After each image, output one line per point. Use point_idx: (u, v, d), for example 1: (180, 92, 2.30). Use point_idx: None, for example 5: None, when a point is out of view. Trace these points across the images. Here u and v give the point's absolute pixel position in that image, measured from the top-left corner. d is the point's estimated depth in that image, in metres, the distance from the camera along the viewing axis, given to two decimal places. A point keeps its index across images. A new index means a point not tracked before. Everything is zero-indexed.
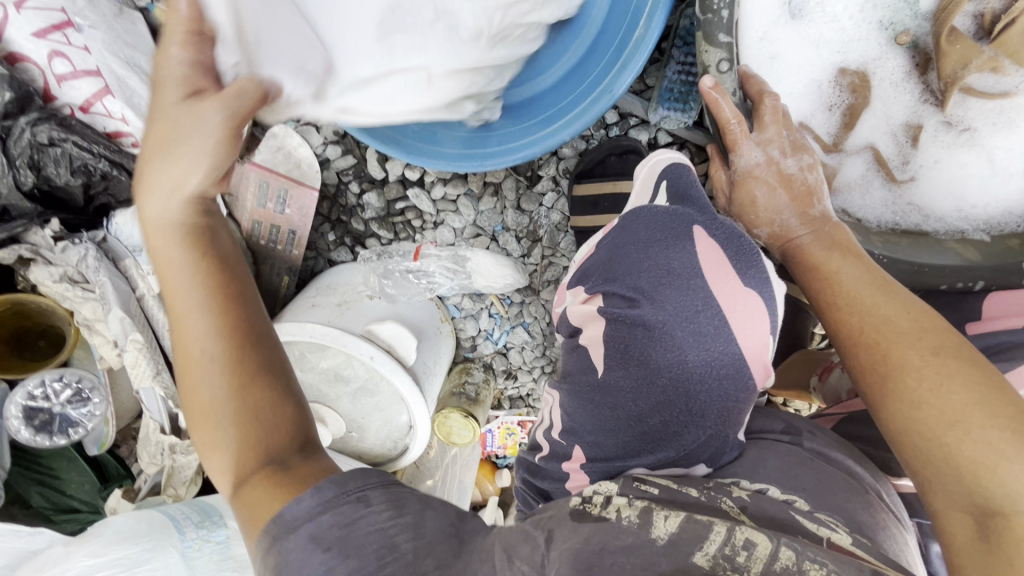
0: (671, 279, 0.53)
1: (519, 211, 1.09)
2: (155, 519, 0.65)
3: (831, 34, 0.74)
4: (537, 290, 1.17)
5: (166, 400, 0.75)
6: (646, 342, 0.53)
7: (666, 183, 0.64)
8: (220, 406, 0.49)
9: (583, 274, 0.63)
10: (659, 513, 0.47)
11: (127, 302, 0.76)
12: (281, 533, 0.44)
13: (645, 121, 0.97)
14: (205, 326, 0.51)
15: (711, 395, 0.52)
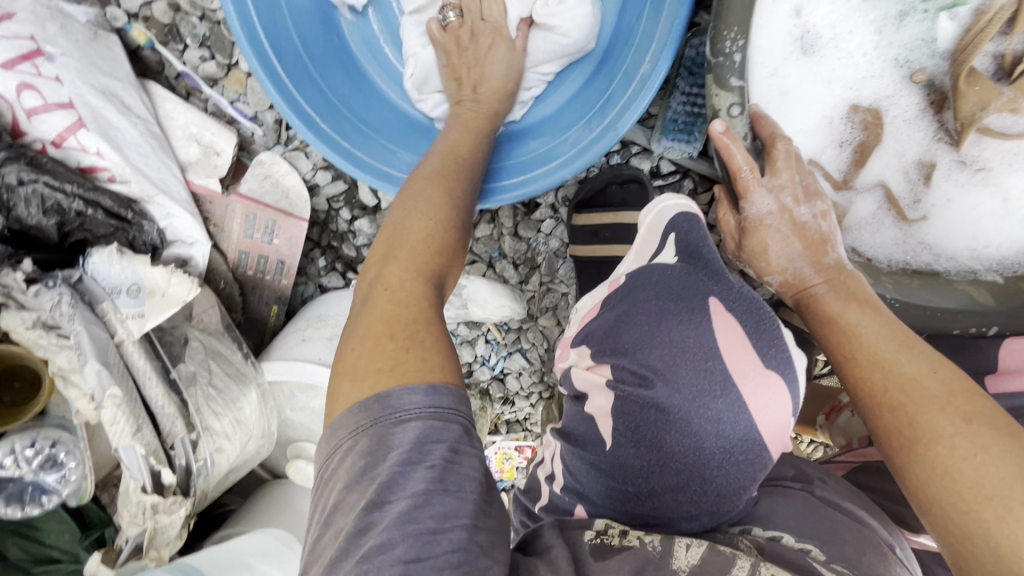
0: (687, 356, 0.50)
1: (517, 237, 1.06)
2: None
3: (844, 70, 0.71)
4: (535, 316, 1.13)
5: (147, 458, 0.71)
6: (659, 425, 0.49)
7: (675, 237, 0.61)
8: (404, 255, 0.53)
9: (587, 337, 0.60)
10: (680, 542, 0.47)
11: (104, 352, 0.72)
12: (392, 412, 0.43)
13: (648, 150, 0.93)
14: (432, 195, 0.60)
15: (730, 475, 0.48)
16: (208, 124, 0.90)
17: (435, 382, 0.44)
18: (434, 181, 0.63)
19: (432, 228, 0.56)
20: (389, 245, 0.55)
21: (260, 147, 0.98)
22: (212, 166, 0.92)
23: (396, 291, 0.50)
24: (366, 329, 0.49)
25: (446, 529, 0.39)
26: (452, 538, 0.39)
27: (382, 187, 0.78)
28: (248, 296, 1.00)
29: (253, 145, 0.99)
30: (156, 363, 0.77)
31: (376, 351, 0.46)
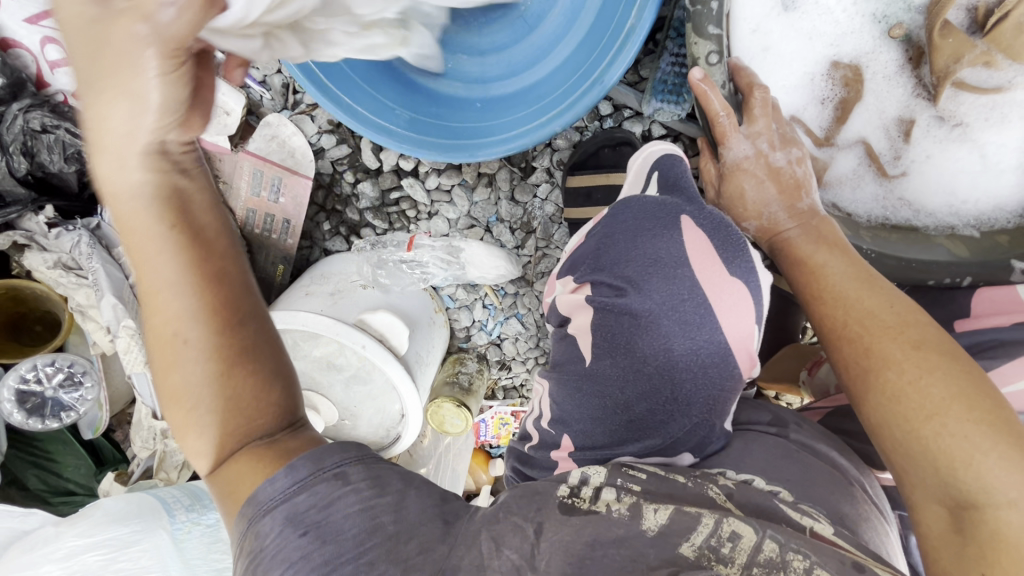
0: (659, 268, 0.54)
1: (514, 202, 1.09)
2: (146, 502, 0.67)
3: (824, 26, 0.73)
4: (530, 281, 1.17)
5: (158, 385, 0.76)
6: (633, 331, 0.54)
7: (657, 175, 0.65)
8: (200, 390, 0.45)
9: (571, 263, 0.64)
10: (647, 506, 0.47)
11: (120, 289, 0.77)
12: (257, 513, 0.43)
13: (640, 114, 0.97)
14: (186, 315, 0.45)
15: (695, 380, 0.53)
16: (218, 85, 0.95)
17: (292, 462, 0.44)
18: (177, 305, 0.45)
19: (209, 354, 0.45)
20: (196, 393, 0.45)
21: (268, 111, 1.02)
22: (222, 125, 0.97)
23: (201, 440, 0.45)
24: (224, 485, 0.45)
25: (328, 573, 0.42)
26: (342, 574, 0.41)
27: (380, 142, 0.81)
28: (256, 254, 1.05)
29: (261, 110, 1.03)
30: None
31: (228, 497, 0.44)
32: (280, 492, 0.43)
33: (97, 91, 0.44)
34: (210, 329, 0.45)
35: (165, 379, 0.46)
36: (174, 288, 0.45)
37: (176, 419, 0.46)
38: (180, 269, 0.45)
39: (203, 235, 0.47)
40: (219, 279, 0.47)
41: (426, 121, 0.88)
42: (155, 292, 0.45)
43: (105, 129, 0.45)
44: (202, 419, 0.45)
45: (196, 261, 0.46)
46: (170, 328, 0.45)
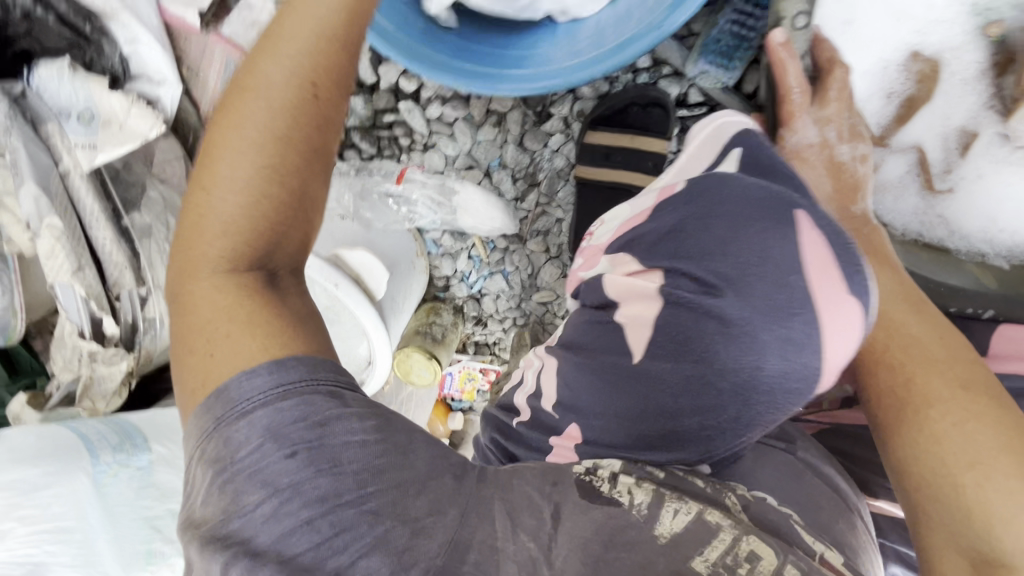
0: (767, 271, 0.45)
1: (521, 148, 0.98)
2: (62, 439, 0.57)
3: (916, 8, 0.65)
4: (524, 238, 1.09)
5: (87, 300, 0.66)
6: (721, 341, 0.47)
7: (739, 150, 0.54)
8: (229, 199, 0.41)
9: (633, 242, 0.55)
10: (669, 504, 0.42)
11: (47, 178, 0.65)
12: (229, 415, 0.37)
13: (679, 74, 0.86)
14: (268, 115, 0.42)
15: (772, 404, 0.46)
16: None
17: (280, 357, 0.39)
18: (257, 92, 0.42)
19: (264, 157, 0.41)
20: (220, 204, 0.42)
21: None
22: None
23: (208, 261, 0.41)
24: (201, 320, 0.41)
25: (324, 514, 0.35)
26: (336, 519, 0.36)
27: (388, 50, 0.68)
28: None
29: None
30: (105, 204, 0.69)
31: (212, 333, 0.40)
32: (259, 393, 0.37)
33: None
34: (262, 156, 0.41)
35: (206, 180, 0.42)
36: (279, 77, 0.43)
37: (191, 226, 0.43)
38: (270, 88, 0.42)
39: (300, 78, 0.43)
40: (314, 102, 0.43)
41: (441, 37, 0.75)
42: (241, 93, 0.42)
43: None
44: (220, 232, 0.41)
45: (293, 77, 0.42)
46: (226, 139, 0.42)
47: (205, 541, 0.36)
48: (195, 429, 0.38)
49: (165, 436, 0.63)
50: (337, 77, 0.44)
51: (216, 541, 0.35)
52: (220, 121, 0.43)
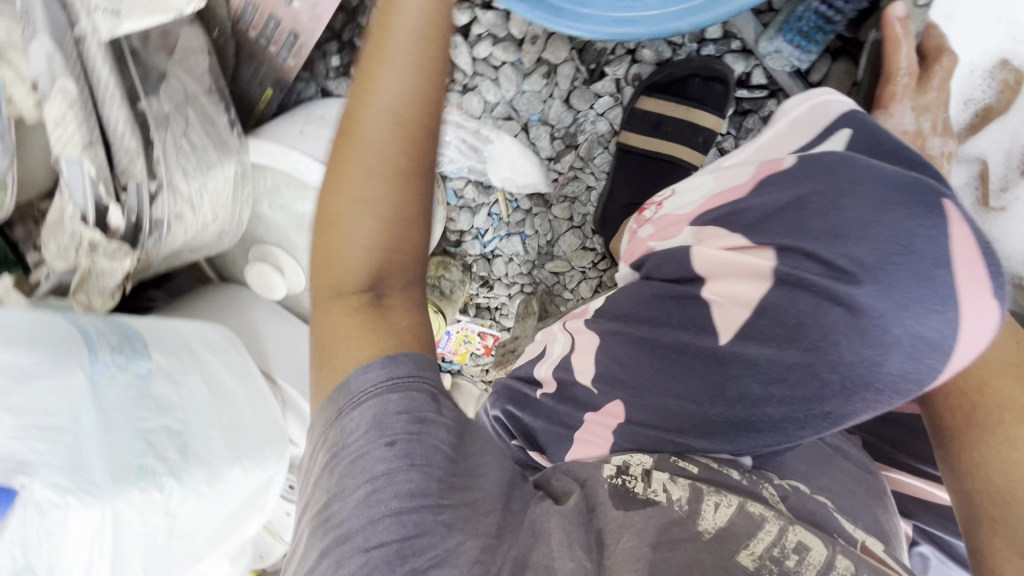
0: (907, 257, 0.43)
1: (566, 105, 0.94)
2: (61, 330, 0.54)
3: (1018, 13, 0.63)
4: (549, 203, 1.05)
5: (96, 183, 0.58)
6: (843, 328, 0.44)
7: (849, 133, 0.52)
8: (355, 235, 0.49)
9: (732, 217, 0.51)
10: (708, 498, 0.45)
11: (60, 37, 0.57)
12: (347, 405, 0.45)
13: (747, 51, 0.83)
14: (386, 138, 0.50)
15: (875, 400, 0.44)
16: None
17: (393, 354, 0.46)
18: (360, 141, 0.50)
19: (386, 193, 0.50)
20: (339, 236, 0.50)
21: None
22: None
23: (343, 286, 0.50)
24: (331, 335, 0.49)
25: (410, 510, 0.41)
26: (416, 519, 0.40)
27: None
28: (241, 66, 0.86)
29: None
30: (122, 81, 0.62)
31: (345, 347, 0.47)
32: (372, 386, 0.44)
33: None
34: (386, 194, 0.50)
35: (334, 223, 0.50)
36: (379, 128, 0.50)
37: (321, 255, 0.51)
38: (386, 133, 0.50)
39: (413, 118, 0.50)
40: (419, 144, 0.51)
41: None
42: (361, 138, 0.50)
43: (397, 6, 0.51)
44: (350, 263, 0.49)
45: (404, 118, 0.50)
46: (349, 185, 0.50)
47: (315, 522, 0.42)
48: (324, 417, 0.45)
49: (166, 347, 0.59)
50: (428, 118, 0.51)
51: (319, 523, 0.42)
52: (340, 165, 0.51)
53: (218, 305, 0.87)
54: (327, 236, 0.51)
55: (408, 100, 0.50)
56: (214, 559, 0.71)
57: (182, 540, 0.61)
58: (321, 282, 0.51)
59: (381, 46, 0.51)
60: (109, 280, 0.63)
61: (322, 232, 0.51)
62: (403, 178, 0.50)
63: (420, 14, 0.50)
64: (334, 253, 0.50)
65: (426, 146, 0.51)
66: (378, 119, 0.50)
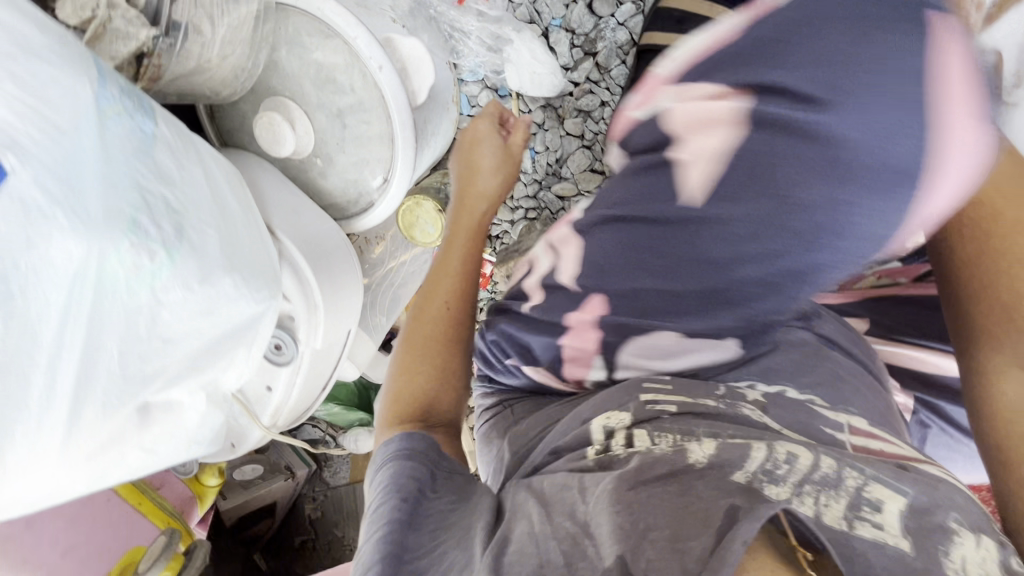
0: (855, 65, 0.41)
1: (588, 11, 0.97)
2: (80, 51, 0.50)
3: None
4: (562, 118, 1.07)
5: None
6: (817, 155, 0.43)
7: None
8: (423, 352, 0.68)
9: (750, 56, 0.46)
10: (689, 437, 0.44)
11: None
12: (375, 464, 0.55)
13: None
14: (451, 283, 0.73)
15: (838, 253, 0.45)
16: None
17: (405, 436, 0.56)
18: (471, 222, 0.81)
19: (447, 323, 0.70)
20: (434, 295, 0.72)
21: None
22: None
23: (399, 386, 0.66)
24: (404, 389, 0.65)
25: (437, 546, 0.45)
26: (420, 541, 0.46)
27: None
28: None
29: None
30: None
31: (395, 413, 0.62)
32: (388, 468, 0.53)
33: (473, 141, 0.87)
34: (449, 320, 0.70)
35: (411, 328, 0.70)
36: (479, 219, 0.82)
37: (402, 354, 0.69)
38: (461, 258, 0.77)
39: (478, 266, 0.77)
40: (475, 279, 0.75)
41: None
42: (445, 266, 0.75)
43: (474, 171, 0.85)
44: (415, 371, 0.66)
45: (473, 258, 0.77)
46: (429, 312, 0.71)
47: None
48: (373, 465, 0.55)
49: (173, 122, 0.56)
50: (477, 265, 0.77)
51: None
52: (421, 303, 0.73)
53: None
54: (405, 352, 0.69)
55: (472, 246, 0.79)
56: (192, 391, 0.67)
57: (166, 341, 0.59)
58: (394, 378, 0.67)
59: (473, 189, 0.83)
60: (126, 43, 0.62)
61: (416, 320, 0.71)
62: (456, 320, 0.70)
63: (497, 181, 0.84)
64: (409, 350, 0.69)
65: (472, 295, 0.74)
66: (484, 207, 0.83)
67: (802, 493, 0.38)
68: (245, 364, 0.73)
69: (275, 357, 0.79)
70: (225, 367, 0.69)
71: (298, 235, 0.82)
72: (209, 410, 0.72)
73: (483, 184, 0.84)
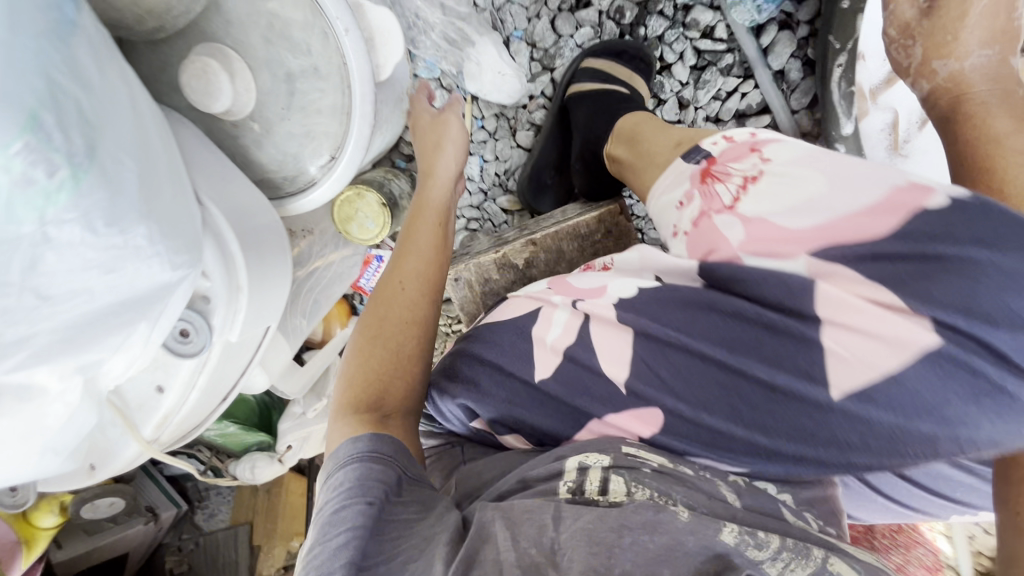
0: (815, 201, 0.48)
1: (552, 28, 0.99)
2: None
3: None
4: (513, 130, 1.07)
5: None
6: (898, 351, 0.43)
7: None
8: (376, 353, 0.63)
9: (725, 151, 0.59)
10: (662, 493, 0.47)
11: None
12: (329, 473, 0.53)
13: (715, 7, 0.94)
14: (416, 271, 0.70)
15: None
16: None
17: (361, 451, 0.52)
18: (433, 202, 0.79)
19: (410, 319, 0.66)
20: (401, 274, 0.69)
21: None
22: None
23: (356, 376, 0.62)
24: (364, 375, 0.62)
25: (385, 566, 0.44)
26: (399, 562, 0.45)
27: None
28: None
29: None
30: None
31: (352, 402, 0.60)
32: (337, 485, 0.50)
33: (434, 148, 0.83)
34: (413, 313, 0.66)
35: (376, 315, 0.66)
36: (443, 198, 0.79)
37: (363, 338, 0.65)
38: (424, 244, 0.73)
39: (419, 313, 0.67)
40: (420, 327, 0.66)
41: None
42: (381, 296, 0.68)
43: (434, 152, 0.83)
44: (376, 360, 0.63)
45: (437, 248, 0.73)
46: (378, 332, 0.65)
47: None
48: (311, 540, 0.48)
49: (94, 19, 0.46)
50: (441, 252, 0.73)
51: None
52: (386, 289, 0.69)
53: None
54: (371, 334, 0.65)
55: (436, 236, 0.74)
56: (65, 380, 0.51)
57: (41, 300, 0.44)
58: (347, 372, 0.63)
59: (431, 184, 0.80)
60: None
61: (370, 321, 0.66)
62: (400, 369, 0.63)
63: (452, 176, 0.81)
64: (374, 337, 0.65)
65: (428, 290, 0.69)
66: (444, 184, 0.80)
67: (778, 561, 0.44)
68: (139, 350, 0.57)
69: (177, 344, 0.64)
70: (116, 347, 0.53)
71: (233, 208, 0.71)
72: (82, 410, 0.56)
73: (440, 172, 0.81)
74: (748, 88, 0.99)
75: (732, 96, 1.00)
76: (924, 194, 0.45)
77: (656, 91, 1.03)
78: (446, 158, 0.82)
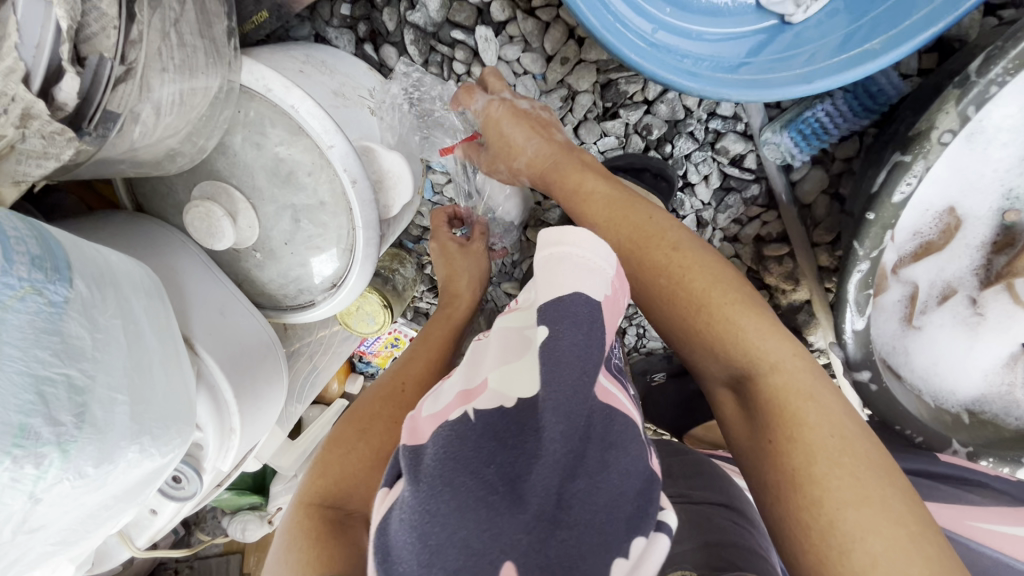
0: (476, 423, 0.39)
1: (574, 135, 0.93)
2: None
3: (974, 175, 0.74)
4: (524, 224, 1.04)
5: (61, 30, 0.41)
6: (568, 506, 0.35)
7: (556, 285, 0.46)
8: (352, 448, 0.66)
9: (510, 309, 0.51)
10: None
11: None
12: None
13: (747, 136, 0.89)
14: (414, 378, 0.74)
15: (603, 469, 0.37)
16: None
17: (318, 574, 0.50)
18: (456, 318, 0.86)
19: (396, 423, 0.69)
20: (403, 376, 0.75)
21: None
22: None
23: (329, 467, 0.64)
24: (336, 466, 0.64)
25: None
26: None
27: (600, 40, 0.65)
28: None
29: None
30: None
31: (320, 491, 0.62)
32: None
33: (457, 259, 0.89)
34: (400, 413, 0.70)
35: (360, 411, 0.70)
36: (465, 313, 0.87)
37: (347, 427, 0.68)
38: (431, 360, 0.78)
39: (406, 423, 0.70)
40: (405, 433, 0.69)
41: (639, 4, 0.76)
42: (374, 395, 0.72)
43: (459, 262, 0.89)
44: (352, 455, 0.65)
45: (438, 364, 0.78)
46: (359, 427, 0.68)
47: None
48: None
49: (91, 269, 0.47)
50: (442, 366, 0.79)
51: None
52: (379, 389, 0.73)
53: (117, 235, 0.69)
54: (353, 426, 0.68)
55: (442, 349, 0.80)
56: (57, 563, 0.54)
57: (30, 533, 0.46)
58: (324, 463, 0.65)
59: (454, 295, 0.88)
60: (41, 163, 0.45)
61: (354, 416, 0.70)
62: (373, 470, 0.64)
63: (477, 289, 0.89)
64: (355, 427, 0.68)
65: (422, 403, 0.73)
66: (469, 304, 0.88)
67: None
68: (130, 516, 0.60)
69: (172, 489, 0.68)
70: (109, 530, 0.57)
71: (224, 347, 0.70)
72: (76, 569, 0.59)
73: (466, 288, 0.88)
74: (770, 218, 0.95)
75: (753, 222, 0.96)
76: (464, 402, 0.40)
77: (674, 206, 0.96)
78: (470, 266, 0.89)
